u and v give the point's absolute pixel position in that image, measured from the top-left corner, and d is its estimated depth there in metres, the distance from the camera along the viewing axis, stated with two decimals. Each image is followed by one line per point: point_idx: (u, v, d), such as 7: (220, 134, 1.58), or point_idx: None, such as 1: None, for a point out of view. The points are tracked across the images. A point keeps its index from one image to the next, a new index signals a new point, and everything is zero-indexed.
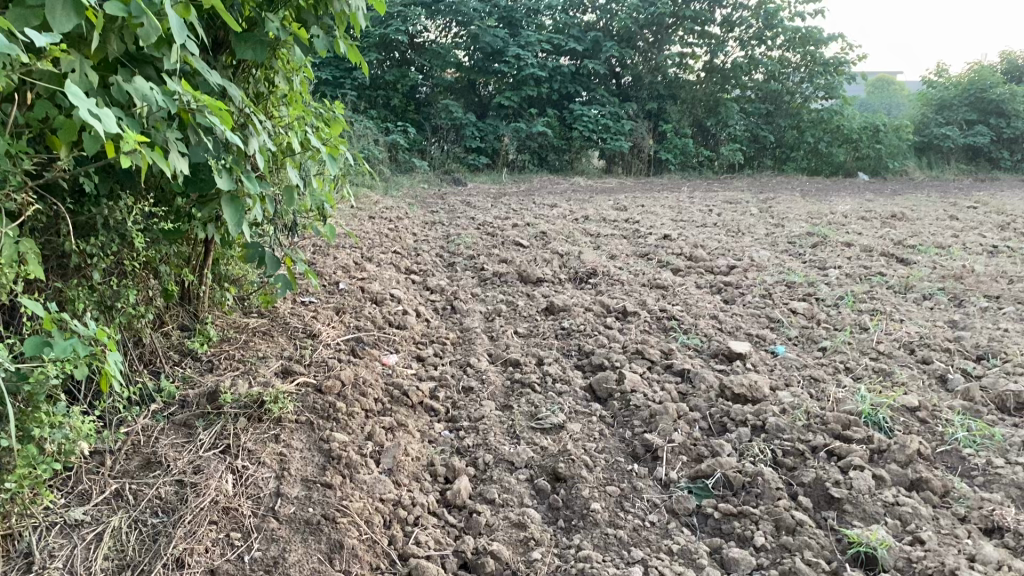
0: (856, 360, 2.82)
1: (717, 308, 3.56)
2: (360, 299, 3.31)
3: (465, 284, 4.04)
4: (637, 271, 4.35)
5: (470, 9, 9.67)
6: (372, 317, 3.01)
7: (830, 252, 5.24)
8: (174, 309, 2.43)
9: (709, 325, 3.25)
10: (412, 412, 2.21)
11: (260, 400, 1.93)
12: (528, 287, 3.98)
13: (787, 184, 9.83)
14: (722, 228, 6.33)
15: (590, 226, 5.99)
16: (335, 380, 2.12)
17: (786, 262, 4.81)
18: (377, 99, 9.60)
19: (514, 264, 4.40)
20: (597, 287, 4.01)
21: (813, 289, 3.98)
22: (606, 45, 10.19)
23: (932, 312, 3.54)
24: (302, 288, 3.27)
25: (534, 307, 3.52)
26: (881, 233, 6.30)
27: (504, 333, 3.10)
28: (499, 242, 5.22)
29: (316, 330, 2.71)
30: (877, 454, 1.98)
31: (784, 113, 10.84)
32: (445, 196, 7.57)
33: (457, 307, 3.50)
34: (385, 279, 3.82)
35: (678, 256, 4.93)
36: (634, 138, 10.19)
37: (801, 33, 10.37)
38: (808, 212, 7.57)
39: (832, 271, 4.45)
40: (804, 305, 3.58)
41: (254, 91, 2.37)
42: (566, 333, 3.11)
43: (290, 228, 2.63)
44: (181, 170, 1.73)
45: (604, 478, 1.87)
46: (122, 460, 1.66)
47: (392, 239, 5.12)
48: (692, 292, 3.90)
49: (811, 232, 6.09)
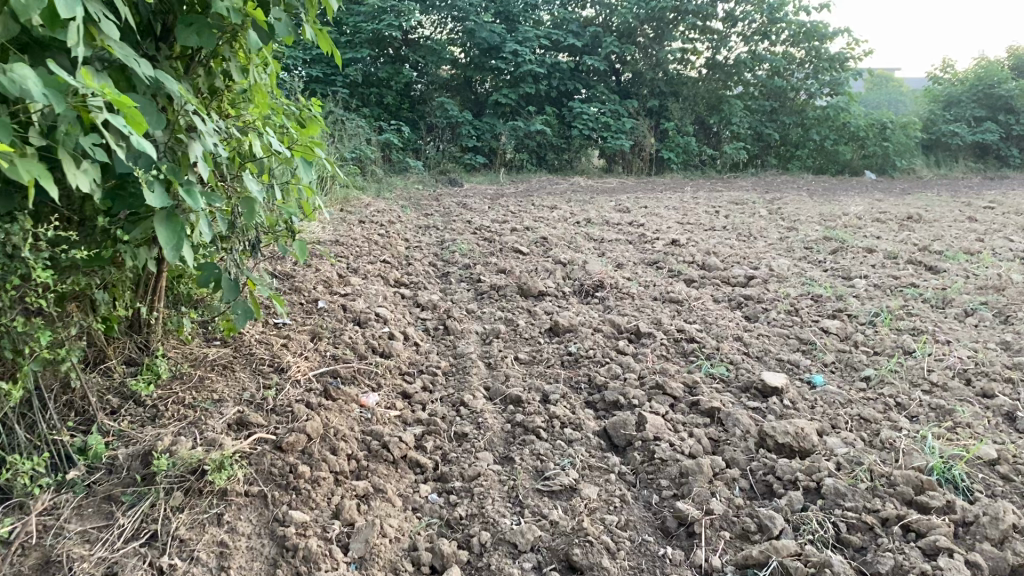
0: (907, 393, 2.45)
1: (739, 327, 3.20)
2: (341, 322, 2.94)
3: (460, 298, 3.68)
4: (646, 282, 3.99)
5: (465, 4, 9.30)
6: (352, 344, 2.65)
7: (852, 260, 4.88)
8: (117, 342, 2.13)
9: (734, 349, 2.88)
10: (394, 470, 1.84)
11: (201, 466, 1.59)
12: (530, 302, 3.61)
13: (793, 184, 9.48)
14: (733, 232, 5.97)
15: (593, 230, 5.62)
16: (300, 434, 1.77)
17: (806, 271, 4.45)
18: (370, 97, 9.22)
19: (513, 275, 4.03)
20: (604, 301, 3.64)
21: (842, 303, 3.62)
22: (606, 41, 9.85)
23: (978, 331, 3.17)
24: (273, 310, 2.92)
25: (536, 326, 3.15)
26: (900, 236, 5.95)
27: (502, 360, 2.73)
28: (497, 249, 4.85)
29: (284, 364, 2.35)
30: (962, 527, 1.63)
31: (788, 111, 10.48)
32: (441, 198, 7.20)
33: (451, 327, 3.12)
34: (371, 295, 3.45)
35: (689, 265, 4.56)
36: (635, 136, 9.81)
37: (806, 27, 10.00)
38: (820, 213, 7.21)
39: (859, 283, 4.09)
40: (835, 324, 3.21)
41: (209, 86, 2.02)
42: (573, 360, 2.74)
43: (253, 244, 2.29)
44: (90, 185, 1.36)
45: (629, 569, 1.55)
46: (13, 564, 1.35)
47: (381, 246, 4.76)
48: (709, 307, 3.54)
49: (828, 237, 5.73)
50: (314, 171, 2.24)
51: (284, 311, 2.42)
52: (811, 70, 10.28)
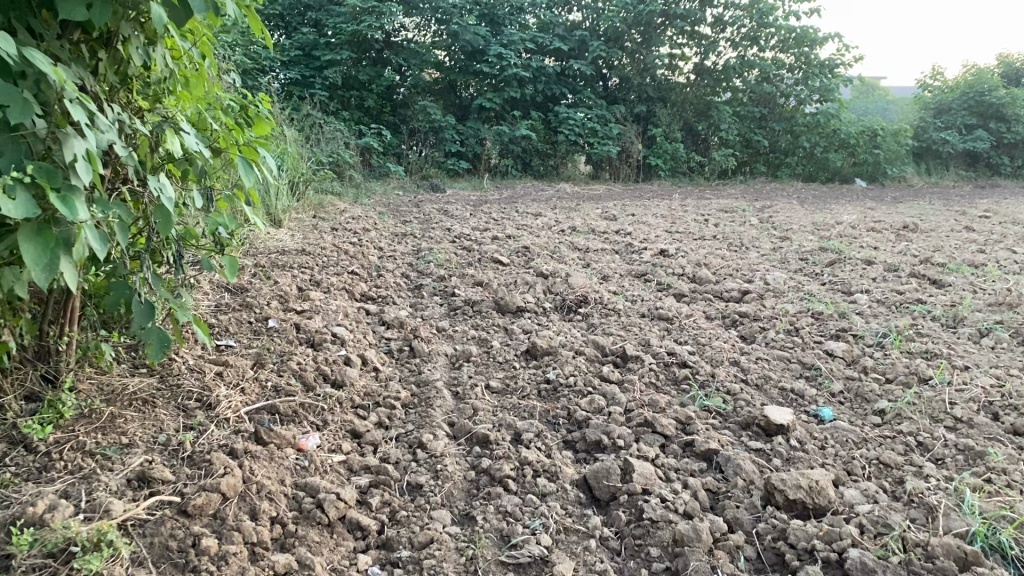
0: (929, 430, 2.16)
1: (736, 349, 2.89)
2: (292, 347, 2.63)
3: (430, 315, 3.36)
4: (633, 297, 3.68)
5: (449, 6, 8.98)
6: (300, 373, 2.34)
7: (851, 272, 4.60)
8: (15, 372, 1.83)
9: (732, 377, 2.58)
10: (332, 535, 1.55)
11: (70, 547, 1.29)
12: (506, 319, 3.29)
13: (784, 191, 9.22)
14: (724, 241, 5.69)
15: (578, 239, 5.32)
16: (211, 495, 1.50)
17: (804, 285, 4.16)
18: (350, 100, 8.87)
19: (489, 290, 3.71)
20: (588, 319, 3.32)
21: (846, 322, 3.33)
22: (593, 44, 9.58)
23: (997, 354, 2.89)
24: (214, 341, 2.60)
25: (511, 348, 2.83)
26: (899, 247, 5.68)
27: (471, 389, 2.42)
28: (475, 259, 4.54)
29: (213, 400, 2.03)
30: None
31: (777, 117, 10.21)
32: (422, 204, 6.90)
33: (417, 349, 2.81)
34: (330, 312, 3.13)
35: (679, 277, 4.26)
36: (622, 142, 9.54)
37: (796, 33, 9.73)
38: (813, 222, 6.95)
39: (861, 299, 3.80)
40: (840, 346, 2.92)
41: (117, 73, 1.70)
42: (552, 388, 2.43)
43: (175, 259, 1.97)
44: None
45: None
46: None
47: (351, 255, 4.45)
48: (702, 325, 3.24)
49: (824, 247, 5.46)
50: (252, 174, 1.98)
51: (209, 338, 2.10)
52: (801, 77, 10.01)
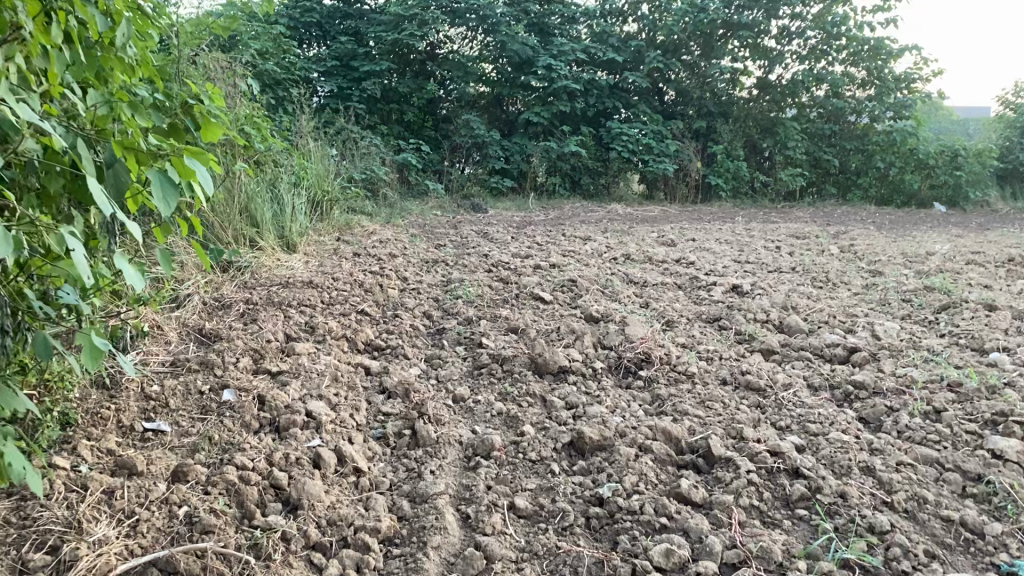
0: None
1: (865, 445, 2.08)
2: (243, 436, 1.89)
3: (446, 376, 2.59)
4: (708, 353, 2.86)
5: (495, 15, 8.27)
6: (235, 491, 1.60)
7: (972, 320, 3.72)
8: None
9: (869, 499, 1.77)
10: None
11: None
12: (546, 385, 2.51)
13: (856, 215, 8.31)
14: (805, 276, 4.83)
15: (633, 270, 4.52)
16: None
17: (920, 338, 3.30)
18: (391, 114, 8.19)
19: (524, 340, 2.93)
20: (653, 387, 2.52)
21: (1001, 399, 2.47)
22: (648, 55, 8.78)
23: None
24: (132, 436, 1.87)
25: (550, 436, 2.05)
26: (1012, 286, 4.77)
27: (489, 512, 1.66)
28: (511, 295, 3.78)
29: (71, 556, 1.35)
30: None
31: (848, 135, 9.24)
32: (459, 225, 6.17)
33: (422, 434, 2.04)
34: (313, 373, 2.39)
35: (761, 324, 3.44)
36: (679, 160, 8.72)
37: (869, 44, 8.82)
38: (901, 252, 6.05)
39: (1003, 361, 2.93)
40: (1013, 442, 2.07)
41: None
42: (606, 516, 1.66)
43: None
44: None
45: None
46: None
47: (361, 287, 3.70)
48: (805, 401, 2.42)
49: (926, 284, 4.56)
50: (168, 197, 1.38)
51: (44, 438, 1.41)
52: (874, 93, 9.05)
